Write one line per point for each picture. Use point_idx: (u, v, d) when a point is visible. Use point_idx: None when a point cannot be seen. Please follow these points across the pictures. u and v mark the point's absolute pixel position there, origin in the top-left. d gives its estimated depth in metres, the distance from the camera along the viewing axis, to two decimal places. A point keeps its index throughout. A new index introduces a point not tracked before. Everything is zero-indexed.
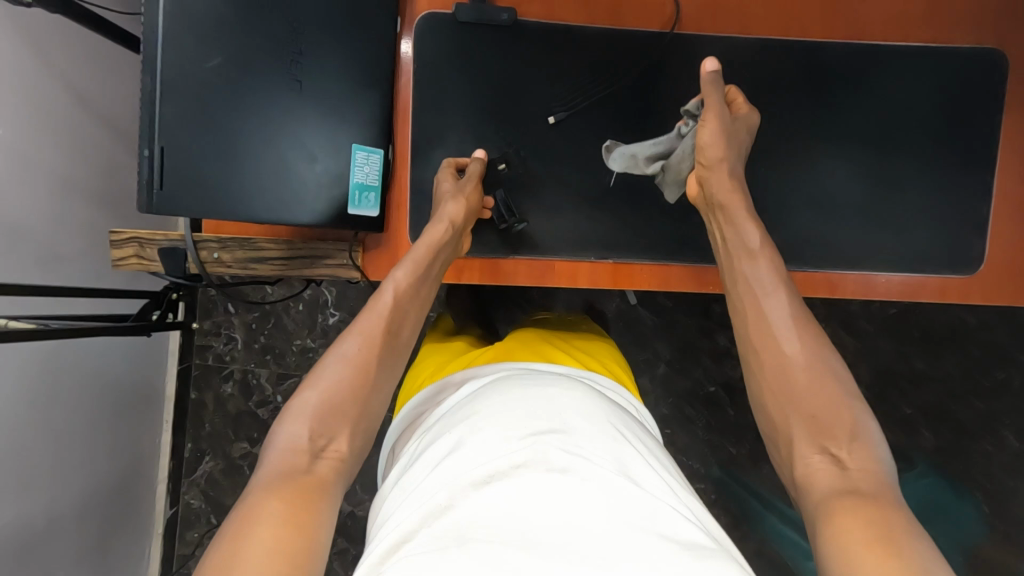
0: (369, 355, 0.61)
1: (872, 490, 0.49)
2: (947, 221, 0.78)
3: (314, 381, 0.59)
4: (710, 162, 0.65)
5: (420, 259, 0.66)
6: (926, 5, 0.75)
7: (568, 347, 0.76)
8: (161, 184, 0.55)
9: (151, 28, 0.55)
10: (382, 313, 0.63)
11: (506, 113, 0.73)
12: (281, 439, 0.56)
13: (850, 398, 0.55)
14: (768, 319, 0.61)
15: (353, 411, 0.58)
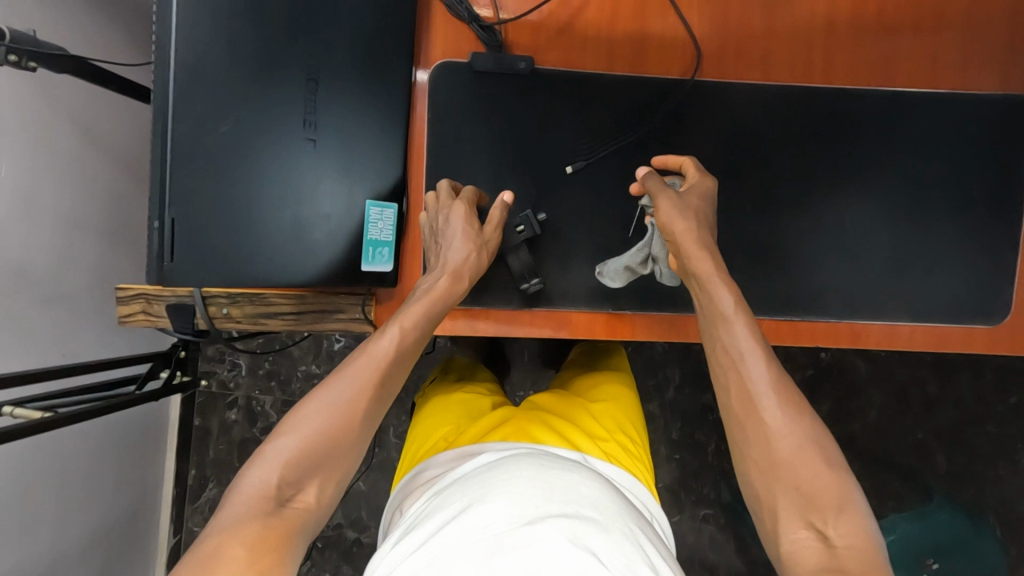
0: (357, 409, 0.58)
1: (860, 571, 0.49)
2: (976, 270, 0.76)
3: (296, 426, 0.57)
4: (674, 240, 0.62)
5: (419, 314, 0.62)
6: (953, 51, 0.74)
7: (588, 423, 0.76)
8: (173, 257, 0.53)
9: (162, 91, 0.52)
10: (377, 365, 0.60)
11: (523, 160, 0.71)
12: (251, 481, 0.54)
13: (832, 468, 0.55)
14: (750, 386, 0.58)
15: (332, 465, 0.57)
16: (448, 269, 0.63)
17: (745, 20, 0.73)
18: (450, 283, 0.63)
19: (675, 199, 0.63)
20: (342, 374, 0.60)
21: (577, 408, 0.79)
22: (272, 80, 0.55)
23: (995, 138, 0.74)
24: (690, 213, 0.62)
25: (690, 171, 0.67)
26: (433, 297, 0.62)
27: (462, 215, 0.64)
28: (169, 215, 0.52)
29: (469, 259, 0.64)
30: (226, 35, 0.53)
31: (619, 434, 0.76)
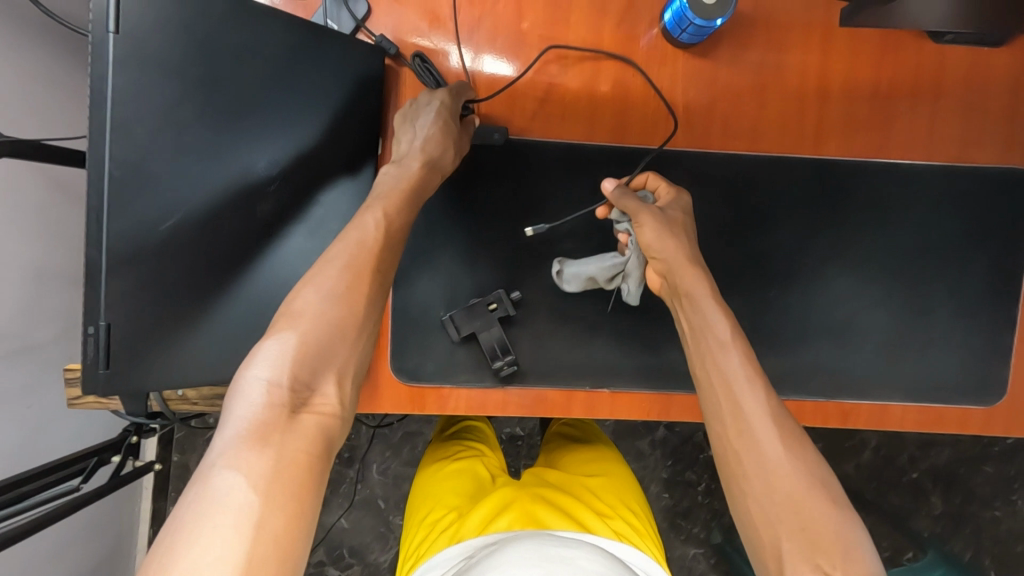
0: (357, 303, 0.50)
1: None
2: (971, 347, 0.72)
3: (296, 320, 0.48)
4: (651, 250, 0.59)
5: (399, 197, 0.56)
6: (948, 123, 0.71)
7: (591, 499, 0.72)
8: (110, 364, 0.49)
9: (96, 187, 0.47)
10: (373, 251, 0.52)
11: (495, 233, 0.69)
12: (254, 385, 0.46)
13: (839, 510, 0.47)
14: (746, 411, 0.50)
15: (344, 358, 0.49)
16: (425, 157, 0.60)
17: (732, 86, 0.70)
18: (424, 172, 0.59)
19: (655, 211, 0.60)
20: (334, 258, 0.52)
21: (577, 483, 0.75)
22: (225, 172, 0.53)
23: (987, 211, 0.72)
24: (672, 225, 0.60)
25: (666, 193, 0.64)
26: (406, 184, 0.58)
27: (439, 108, 0.62)
28: (104, 321, 0.48)
29: (441, 155, 0.61)
30: (170, 126, 0.49)
31: (624, 512, 0.72)
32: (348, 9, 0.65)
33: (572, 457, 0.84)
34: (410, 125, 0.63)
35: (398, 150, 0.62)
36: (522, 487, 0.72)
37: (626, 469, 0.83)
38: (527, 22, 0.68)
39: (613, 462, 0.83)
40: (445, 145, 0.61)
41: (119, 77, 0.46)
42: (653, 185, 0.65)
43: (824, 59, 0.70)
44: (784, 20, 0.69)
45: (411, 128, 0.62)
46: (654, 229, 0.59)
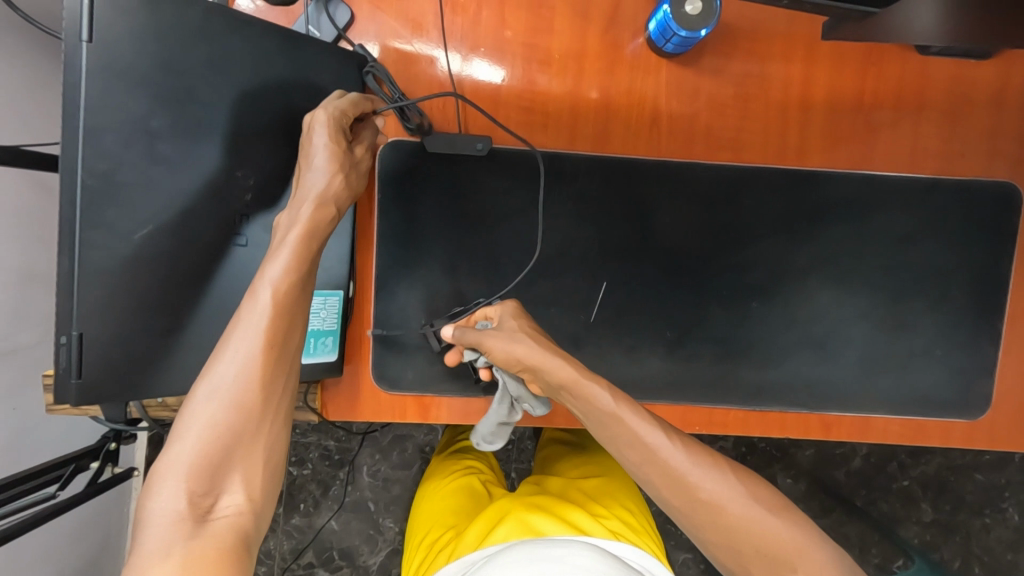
0: (249, 392, 0.48)
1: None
2: (955, 360, 0.72)
3: (185, 432, 0.47)
4: (522, 363, 0.57)
5: (294, 258, 0.51)
6: (933, 136, 0.71)
7: (586, 500, 0.70)
8: (83, 374, 0.48)
9: (70, 196, 0.46)
10: (263, 330, 0.49)
11: (477, 242, 0.69)
12: (151, 512, 0.44)
13: (776, 511, 0.53)
14: (678, 475, 0.53)
15: (246, 450, 0.48)
16: (316, 194, 0.54)
17: (715, 97, 0.70)
18: (318, 208, 0.54)
19: (498, 334, 0.59)
20: (224, 349, 0.49)
21: (572, 486, 0.74)
22: (202, 181, 0.53)
23: (970, 224, 0.72)
24: (519, 333, 0.58)
25: (494, 310, 0.64)
26: (298, 236, 0.52)
27: (324, 131, 0.55)
28: (77, 331, 0.48)
29: (332, 183, 0.55)
30: (144, 135, 0.49)
31: (622, 511, 0.70)
32: (330, 15, 0.65)
33: (568, 462, 0.83)
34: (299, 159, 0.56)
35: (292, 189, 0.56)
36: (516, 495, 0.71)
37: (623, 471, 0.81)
38: (510, 30, 0.68)
39: (609, 464, 0.81)
40: (341, 170, 0.56)
41: (92, 86, 0.46)
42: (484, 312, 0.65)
43: (807, 71, 0.70)
44: (768, 31, 0.69)
45: (300, 164, 0.56)
46: (515, 346, 0.56)
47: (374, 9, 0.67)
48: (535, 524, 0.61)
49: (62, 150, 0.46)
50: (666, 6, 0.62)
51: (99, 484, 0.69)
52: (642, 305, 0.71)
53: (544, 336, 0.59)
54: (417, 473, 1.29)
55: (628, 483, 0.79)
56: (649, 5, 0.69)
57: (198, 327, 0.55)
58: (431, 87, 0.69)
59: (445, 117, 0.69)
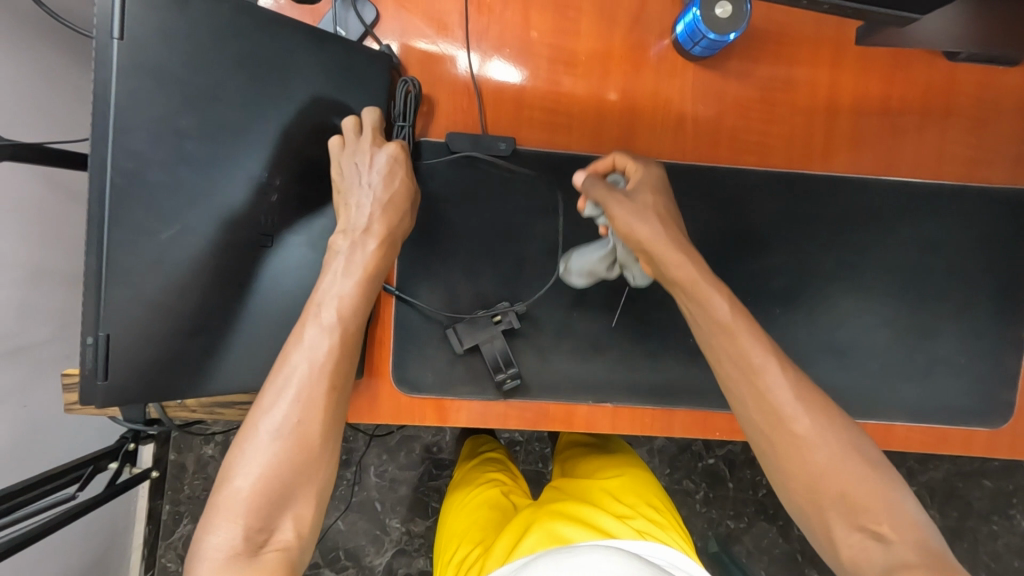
0: (308, 432, 0.51)
1: (924, 561, 0.47)
2: (976, 369, 0.72)
3: (247, 468, 0.50)
4: (643, 246, 0.55)
5: (357, 294, 0.55)
6: (959, 144, 0.70)
7: (609, 501, 0.70)
8: (109, 376, 0.48)
9: (98, 195, 0.46)
10: (324, 373, 0.52)
11: (498, 245, 0.69)
12: (213, 543, 0.48)
13: (868, 461, 0.52)
14: (772, 404, 0.52)
15: (298, 489, 0.51)
16: (381, 235, 0.56)
17: (741, 101, 0.69)
18: (382, 250, 0.56)
19: (632, 202, 0.56)
20: (283, 389, 0.52)
21: (594, 486, 0.73)
22: (228, 181, 0.52)
23: (994, 232, 0.71)
24: (648, 215, 0.55)
25: (637, 166, 0.59)
26: (363, 275, 0.55)
27: (393, 152, 0.58)
28: (103, 331, 0.47)
29: (398, 223, 0.58)
30: (172, 134, 0.49)
31: (647, 510, 0.70)
32: (357, 13, 0.65)
33: (587, 462, 0.82)
34: (355, 181, 0.57)
35: (345, 213, 0.57)
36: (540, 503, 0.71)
37: (643, 467, 0.81)
38: (536, 31, 0.68)
39: (629, 462, 0.81)
40: (403, 211, 0.58)
41: (122, 84, 0.46)
42: (620, 163, 0.61)
43: (834, 77, 0.69)
44: (795, 36, 0.69)
45: (359, 188, 0.57)
46: (639, 226, 0.54)
47: (399, 7, 0.66)
48: (561, 533, 0.60)
49: (91, 148, 0.45)
50: (695, 8, 0.61)
51: (115, 485, 0.71)
52: (663, 309, 0.71)
53: (676, 228, 0.56)
54: (424, 473, 1.28)
55: (650, 480, 0.79)
56: (675, 7, 0.68)
57: (223, 328, 0.54)
58: (455, 87, 0.68)
59: (469, 119, 0.68)
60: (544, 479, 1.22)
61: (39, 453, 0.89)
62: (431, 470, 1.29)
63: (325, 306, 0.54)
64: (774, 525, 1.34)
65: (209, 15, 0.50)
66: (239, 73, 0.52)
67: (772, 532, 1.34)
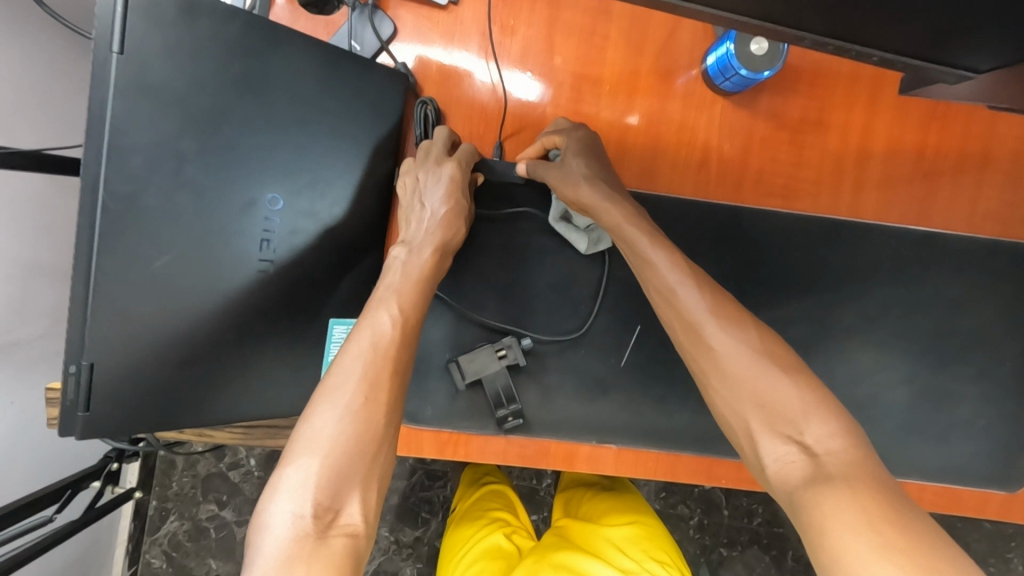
0: (376, 415, 0.48)
1: (848, 481, 0.42)
2: (991, 428, 0.70)
3: (313, 444, 0.46)
4: (578, 203, 0.60)
5: (412, 291, 0.56)
6: (989, 197, 0.69)
7: (613, 557, 0.79)
8: (90, 408, 0.45)
9: (88, 220, 0.43)
10: (388, 356, 0.51)
11: (507, 279, 0.68)
12: (277, 520, 0.43)
13: (789, 374, 0.49)
14: (685, 312, 0.53)
15: (363, 468, 0.46)
16: (436, 244, 0.59)
17: (771, 141, 0.67)
18: (437, 258, 0.59)
19: (563, 170, 0.60)
20: (339, 366, 0.50)
21: (601, 542, 0.82)
22: (227, 205, 0.50)
23: (1013, 291, 0.70)
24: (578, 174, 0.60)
25: (562, 138, 0.62)
26: (420, 275, 0.57)
27: (449, 176, 0.60)
28: (87, 360, 0.44)
29: (453, 235, 0.61)
30: (169, 157, 0.46)
31: (650, 567, 0.78)
32: (373, 28, 0.62)
33: (595, 508, 0.93)
34: (418, 201, 0.61)
35: (407, 230, 0.61)
36: (549, 552, 0.80)
37: (648, 515, 0.91)
38: (560, 57, 0.65)
39: (634, 508, 0.91)
40: (458, 223, 0.61)
41: (120, 104, 0.43)
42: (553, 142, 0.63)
43: (868, 121, 0.67)
44: (829, 76, 0.67)
45: (420, 205, 0.61)
46: (580, 187, 0.59)
47: (419, 24, 0.64)
48: None
49: (84, 171, 0.43)
50: (729, 42, 0.59)
51: (93, 508, 0.73)
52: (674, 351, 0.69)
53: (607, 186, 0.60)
54: (417, 483, 1.24)
55: (654, 529, 0.87)
56: (707, 38, 0.65)
57: (215, 357, 0.51)
58: (473, 109, 0.66)
59: (484, 145, 0.67)
60: (539, 499, 1.19)
61: (28, 448, 0.86)
62: (423, 480, 1.25)
63: (384, 293, 0.55)
64: (767, 555, 1.31)
65: (216, 32, 0.47)
66: (247, 92, 0.50)
67: (765, 562, 1.31)
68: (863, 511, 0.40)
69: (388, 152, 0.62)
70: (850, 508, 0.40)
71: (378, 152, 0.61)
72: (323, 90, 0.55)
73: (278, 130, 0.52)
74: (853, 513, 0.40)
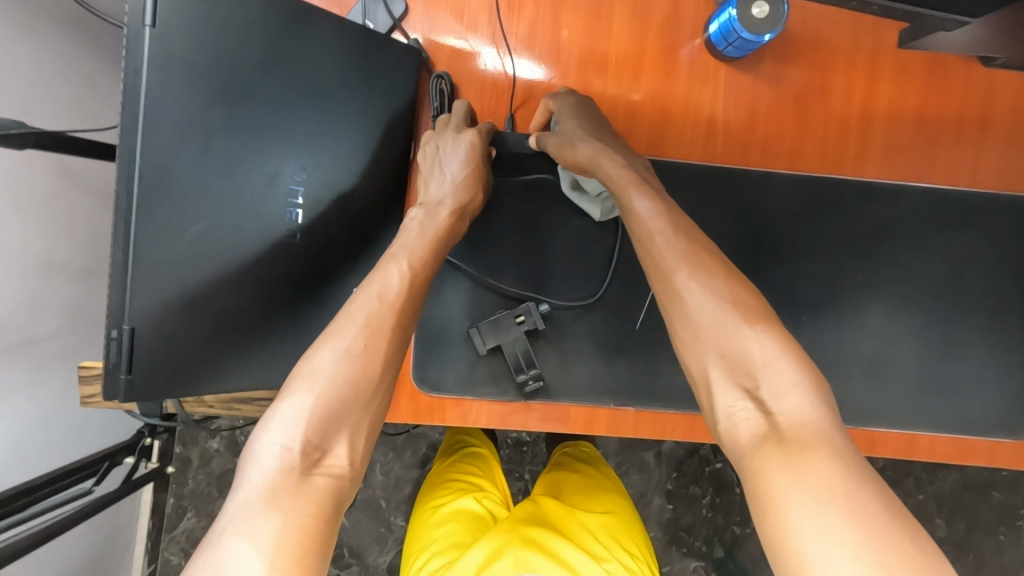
0: (375, 360, 0.49)
1: (801, 438, 0.42)
2: (998, 378, 0.71)
3: (310, 381, 0.47)
4: (578, 162, 0.62)
5: (426, 248, 0.58)
6: (986, 151, 0.71)
7: (581, 540, 0.74)
8: (132, 371, 0.47)
9: (125, 188, 0.45)
10: (393, 307, 0.52)
11: (523, 249, 0.69)
12: (266, 451, 0.44)
13: (753, 325, 0.49)
14: (662, 264, 0.53)
15: (355, 415, 0.47)
16: (453, 207, 0.61)
17: (774, 104, 0.69)
18: (453, 221, 0.61)
19: (561, 134, 0.63)
20: (341, 314, 0.51)
21: (573, 520, 0.78)
22: (255, 175, 0.52)
23: (1015, 244, 0.72)
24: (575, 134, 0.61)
25: (553, 102, 0.65)
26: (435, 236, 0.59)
27: (467, 145, 0.63)
28: (129, 325, 0.46)
29: (471, 201, 0.62)
30: (200, 128, 0.48)
31: (618, 554, 0.74)
32: (385, 5, 0.64)
33: (574, 483, 0.89)
34: (437, 166, 0.64)
35: (427, 191, 0.63)
36: (517, 523, 0.77)
37: (626, 503, 0.87)
38: (566, 31, 0.67)
39: (614, 493, 0.87)
40: (476, 189, 0.63)
41: (152, 74, 0.45)
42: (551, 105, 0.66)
43: (867, 81, 0.69)
44: (827, 40, 0.69)
45: (439, 171, 0.63)
46: (579, 145, 0.61)
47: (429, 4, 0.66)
48: (530, 559, 0.68)
49: (122, 141, 0.44)
50: (731, 7, 0.61)
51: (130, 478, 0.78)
52: None
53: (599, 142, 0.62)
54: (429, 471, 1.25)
55: (629, 518, 0.83)
56: (708, 8, 0.67)
57: (245, 323, 0.53)
58: (484, 85, 0.68)
59: (497, 120, 0.69)
60: None
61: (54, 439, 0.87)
62: None
63: (396, 249, 0.57)
64: None
65: (240, 7, 0.49)
66: (269, 66, 0.52)
67: None
68: (815, 477, 0.40)
69: (404, 127, 0.64)
70: (799, 471, 0.40)
71: (394, 127, 0.63)
72: (340, 65, 0.57)
73: (300, 102, 0.54)
74: (805, 472, 0.40)
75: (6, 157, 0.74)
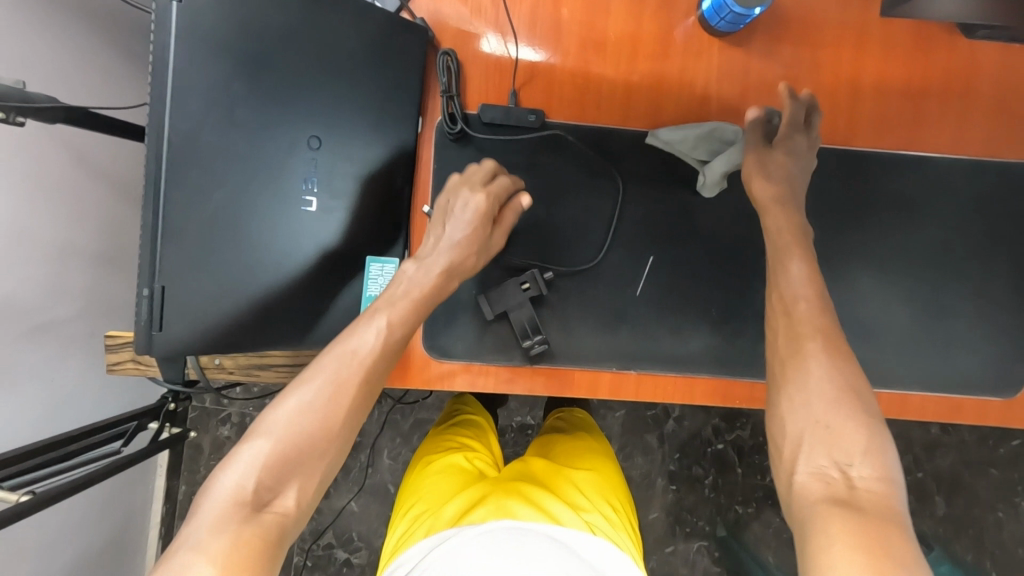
0: (336, 416, 0.52)
1: (875, 514, 0.45)
2: (986, 341, 0.74)
3: (270, 428, 0.50)
4: (763, 186, 0.65)
5: (408, 307, 0.58)
6: (971, 119, 0.73)
7: (564, 492, 0.75)
8: (162, 327, 0.51)
9: (155, 155, 0.49)
10: (363, 365, 0.54)
11: (526, 221, 0.72)
12: (220, 485, 0.47)
13: (867, 417, 0.50)
14: (796, 325, 0.55)
15: (309, 463, 0.50)
16: (444, 265, 0.61)
17: (766, 76, 0.72)
18: (442, 280, 0.61)
19: (787, 148, 0.65)
20: (313, 367, 0.54)
21: (557, 475, 0.79)
22: (273, 145, 0.55)
23: (1001, 210, 0.75)
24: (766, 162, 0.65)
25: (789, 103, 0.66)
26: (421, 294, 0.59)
27: (478, 203, 0.62)
28: (159, 282, 0.50)
29: (464, 261, 0.63)
30: (223, 98, 0.51)
31: (601, 508, 0.74)
32: None
33: (564, 444, 0.90)
34: (444, 219, 0.64)
35: (426, 245, 0.64)
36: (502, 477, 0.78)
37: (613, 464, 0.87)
38: (566, 10, 0.70)
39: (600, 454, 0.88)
40: (472, 254, 0.63)
41: (180, 49, 0.48)
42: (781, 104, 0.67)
43: (855, 53, 0.72)
44: (816, 14, 0.72)
45: (441, 224, 0.64)
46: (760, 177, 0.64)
47: None
48: (511, 507, 0.69)
49: (153, 111, 0.49)
50: None
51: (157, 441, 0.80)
52: (689, 281, 0.73)
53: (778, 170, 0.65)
54: None
55: (614, 476, 0.84)
56: None
57: None
58: (488, 62, 0.71)
59: (501, 93, 0.71)
60: None
61: None
62: None
63: (381, 307, 0.59)
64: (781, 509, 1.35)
65: None
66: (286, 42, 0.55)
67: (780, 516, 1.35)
68: (868, 546, 0.43)
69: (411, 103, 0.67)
70: (854, 540, 0.43)
71: None
72: None
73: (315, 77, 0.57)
74: (854, 542, 0.43)
75: (30, 144, 0.77)
